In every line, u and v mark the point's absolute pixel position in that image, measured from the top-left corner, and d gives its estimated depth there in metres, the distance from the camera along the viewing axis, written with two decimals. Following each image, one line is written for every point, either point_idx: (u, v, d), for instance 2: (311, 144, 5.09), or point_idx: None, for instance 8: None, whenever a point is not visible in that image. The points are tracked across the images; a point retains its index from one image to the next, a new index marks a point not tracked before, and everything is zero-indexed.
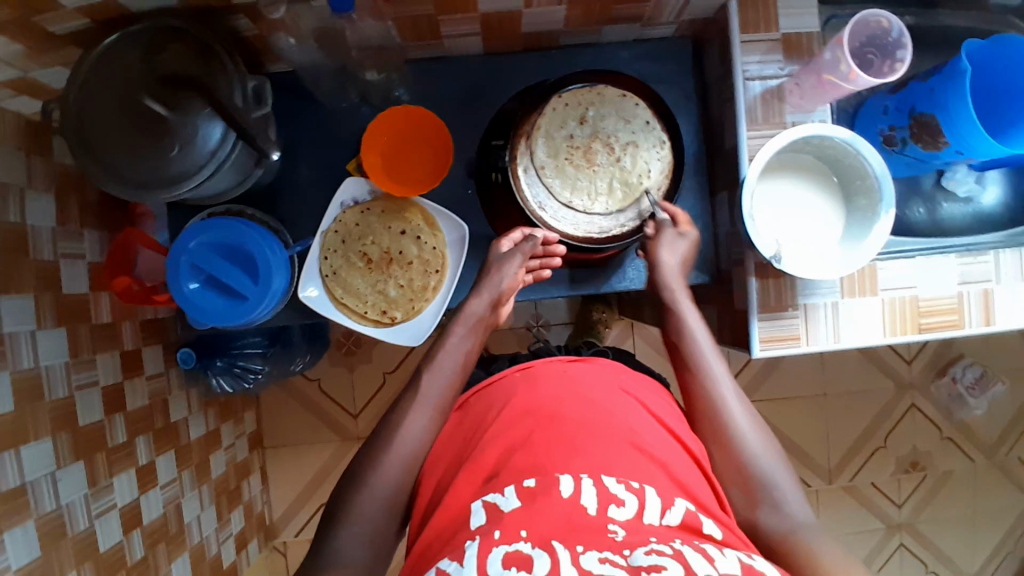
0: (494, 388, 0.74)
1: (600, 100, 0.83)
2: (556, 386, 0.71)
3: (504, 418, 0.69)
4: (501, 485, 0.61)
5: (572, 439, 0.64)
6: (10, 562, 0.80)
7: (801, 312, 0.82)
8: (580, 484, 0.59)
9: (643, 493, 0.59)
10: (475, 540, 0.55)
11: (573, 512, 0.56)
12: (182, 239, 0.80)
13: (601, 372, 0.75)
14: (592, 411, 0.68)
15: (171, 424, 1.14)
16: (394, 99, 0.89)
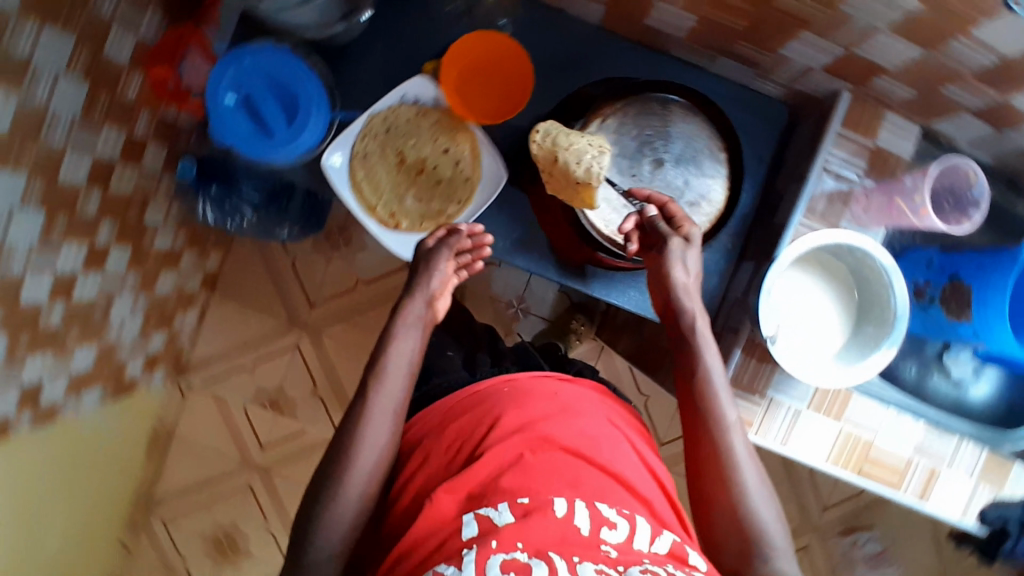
0: (483, 395, 0.80)
1: (685, 120, 0.80)
2: (547, 405, 0.76)
3: (495, 432, 0.72)
4: (495, 498, 0.65)
5: (563, 466, 0.68)
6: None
7: (766, 402, 0.81)
8: (574, 505, 0.64)
9: (633, 520, 0.64)
10: (474, 548, 0.59)
11: (567, 531, 0.61)
12: (239, 52, 0.77)
13: (596, 412, 0.79)
14: (584, 442, 0.73)
15: (141, 224, 1.12)
16: (495, 26, 0.87)
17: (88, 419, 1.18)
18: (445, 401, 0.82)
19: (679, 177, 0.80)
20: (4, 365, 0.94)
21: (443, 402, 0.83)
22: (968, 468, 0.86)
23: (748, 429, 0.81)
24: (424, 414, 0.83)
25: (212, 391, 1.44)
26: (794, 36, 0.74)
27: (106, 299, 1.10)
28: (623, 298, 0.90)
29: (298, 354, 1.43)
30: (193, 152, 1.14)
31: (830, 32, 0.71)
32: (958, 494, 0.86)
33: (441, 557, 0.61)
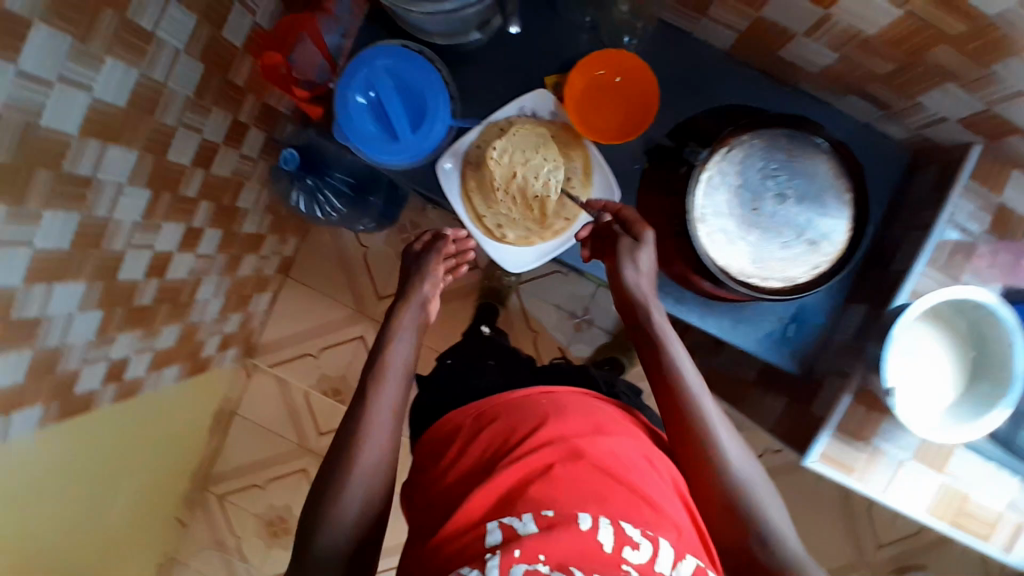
0: (522, 405, 0.78)
1: (812, 157, 0.78)
2: (582, 421, 0.74)
3: (527, 440, 0.71)
4: (520, 508, 0.62)
5: (592, 480, 0.65)
6: (36, 239, 0.78)
7: (870, 450, 0.81)
8: (598, 521, 0.59)
9: (658, 543, 0.59)
10: (496, 555, 0.57)
11: (590, 547, 0.57)
12: (374, 53, 0.78)
13: (631, 430, 0.76)
14: (618, 462, 0.68)
15: (234, 207, 1.13)
16: (620, 44, 0.86)
17: (163, 393, 1.21)
18: (478, 405, 0.81)
19: (801, 214, 0.78)
20: (94, 338, 0.96)
21: (471, 407, 0.82)
22: None
23: (851, 474, 0.81)
24: (455, 416, 0.83)
25: (277, 373, 1.46)
26: (937, 85, 0.72)
27: (194, 279, 1.12)
28: (719, 328, 0.88)
29: (362, 346, 1.44)
30: (289, 140, 1.14)
31: (977, 86, 0.69)
32: None
33: (465, 559, 0.59)
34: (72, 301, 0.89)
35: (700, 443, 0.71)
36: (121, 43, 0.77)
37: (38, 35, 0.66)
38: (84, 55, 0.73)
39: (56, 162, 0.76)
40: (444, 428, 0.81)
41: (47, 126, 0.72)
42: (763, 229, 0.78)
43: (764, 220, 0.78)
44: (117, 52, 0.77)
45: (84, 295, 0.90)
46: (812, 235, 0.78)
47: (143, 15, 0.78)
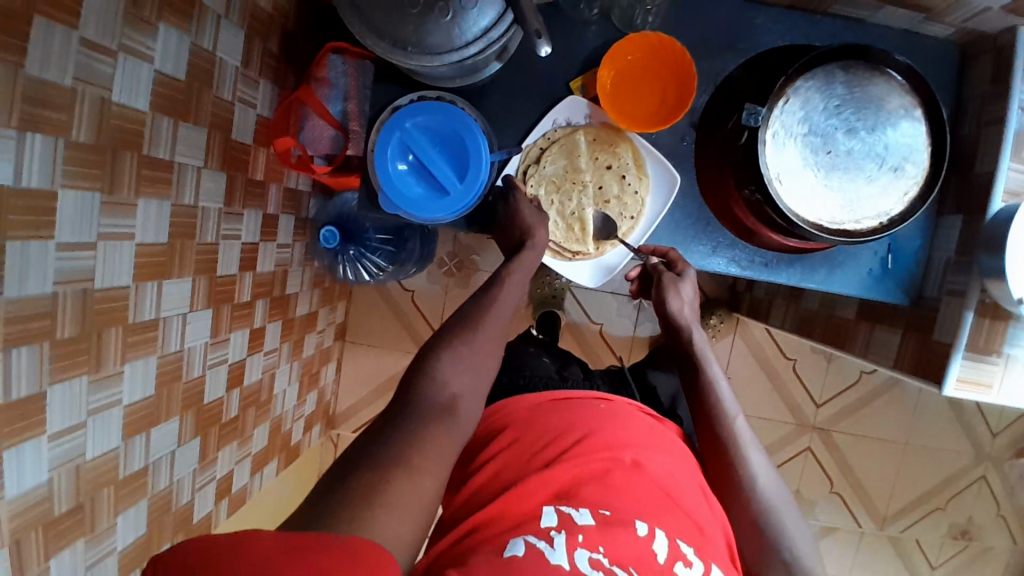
0: (577, 406, 0.78)
1: (872, 83, 0.74)
2: (640, 433, 0.75)
3: (588, 444, 0.71)
4: (577, 501, 0.64)
5: (650, 493, 0.67)
6: (124, 395, 0.77)
7: (1004, 360, 0.76)
8: (654, 531, 0.62)
9: (708, 566, 0.62)
10: (561, 534, 0.60)
11: (644, 553, 0.60)
12: (401, 115, 0.76)
13: (670, 438, 0.78)
14: (670, 479, 0.71)
15: (285, 295, 1.12)
16: (635, 25, 0.82)
17: (270, 490, 1.21)
18: (535, 398, 0.80)
19: (876, 145, 0.74)
20: (198, 466, 0.95)
21: (528, 397, 0.80)
22: None
23: (991, 390, 0.76)
24: (505, 404, 0.80)
25: (364, 437, 1.44)
26: None
27: (269, 376, 1.11)
28: (815, 280, 0.85)
29: None
30: (321, 219, 1.18)
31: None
32: None
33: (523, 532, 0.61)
34: (170, 440, 0.88)
35: (737, 485, 0.73)
36: (146, 180, 0.74)
37: (68, 203, 0.63)
38: (117, 204, 0.70)
39: (121, 317, 0.74)
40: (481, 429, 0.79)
41: (102, 284, 0.70)
42: (841, 171, 0.75)
43: (843, 160, 0.74)
44: (146, 190, 0.74)
45: (178, 430, 0.89)
46: (893, 163, 0.75)
47: (159, 146, 0.75)
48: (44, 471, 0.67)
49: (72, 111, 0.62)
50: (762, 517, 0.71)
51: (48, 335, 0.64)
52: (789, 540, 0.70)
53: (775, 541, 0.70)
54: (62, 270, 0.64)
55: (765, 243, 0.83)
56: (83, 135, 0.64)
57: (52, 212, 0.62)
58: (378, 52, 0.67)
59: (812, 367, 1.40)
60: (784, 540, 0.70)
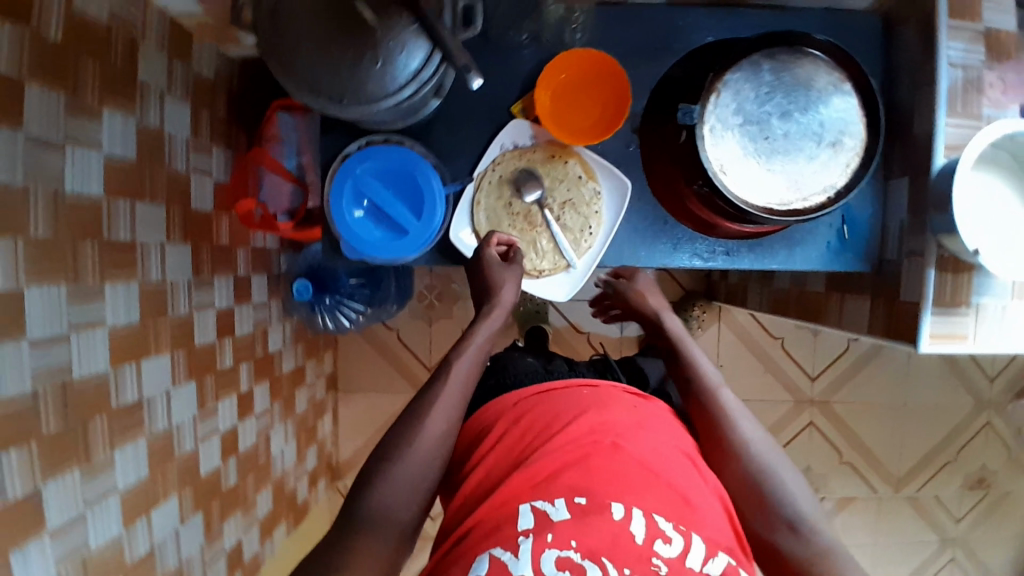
0: (560, 395, 0.76)
1: (799, 65, 0.77)
2: (626, 414, 0.73)
3: (570, 431, 0.69)
4: (553, 491, 0.63)
5: (630, 473, 0.65)
6: (118, 482, 0.77)
7: (973, 310, 0.77)
8: (631, 512, 0.61)
9: (689, 537, 0.61)
10: (529, 537, 0.59)
11: (619, 536, 0.59)
12: (350, 163, 0.77)
13: (660, 416, 0.76)
14: (655, 455, 0.68)
15: (268, 354, 1.12)
16: (566, 43, 0.85)
17: (282, 552, 1.20)
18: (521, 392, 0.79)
19: (812, 123, 0.77)
20: (205, 540, 0.95)
21: (508, 397, 0.79)
22: None
23: (969, 339, 0.77)
24: (494, 402, 0.80)
25: None
26: None
27: (263, 438, 1.11)
28: (775, 257, 0.87)
29: None
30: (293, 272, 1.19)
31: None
32: None
33: (496, 540, 0.60)
34: (171, 519, 0.87)
35: (730, 456, 0.74)
36: (109, 266, 0.74)
37: (35, 301, 0.64)
38: (84, 294, 0.71)
39: (103, 404, 0.74)
40: (468, 433, 0.79)
41: (80, 375, 0.70)
42: (783, 154, 0.77)
43: (781, 142, 0.77)
44: (110, 276, 0.75)
45: (179, 507, 0.88)
46: (831, 139, 0.77)
47: (119, 231, 0.76)
48: (49, 569, 0.66)
49: (28, 210, 0.63)
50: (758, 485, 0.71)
51: (33, 435, 0.64)
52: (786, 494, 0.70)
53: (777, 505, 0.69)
54: (39, 367, 0.65)
55: (723, 232, 0.84)
56: (42, 233, 0.65)
57: (20, 313, 0.62)
58: (326, 111, 0.69)
59: (801, 343, 1.42)
60: (773, 484, 0.71)
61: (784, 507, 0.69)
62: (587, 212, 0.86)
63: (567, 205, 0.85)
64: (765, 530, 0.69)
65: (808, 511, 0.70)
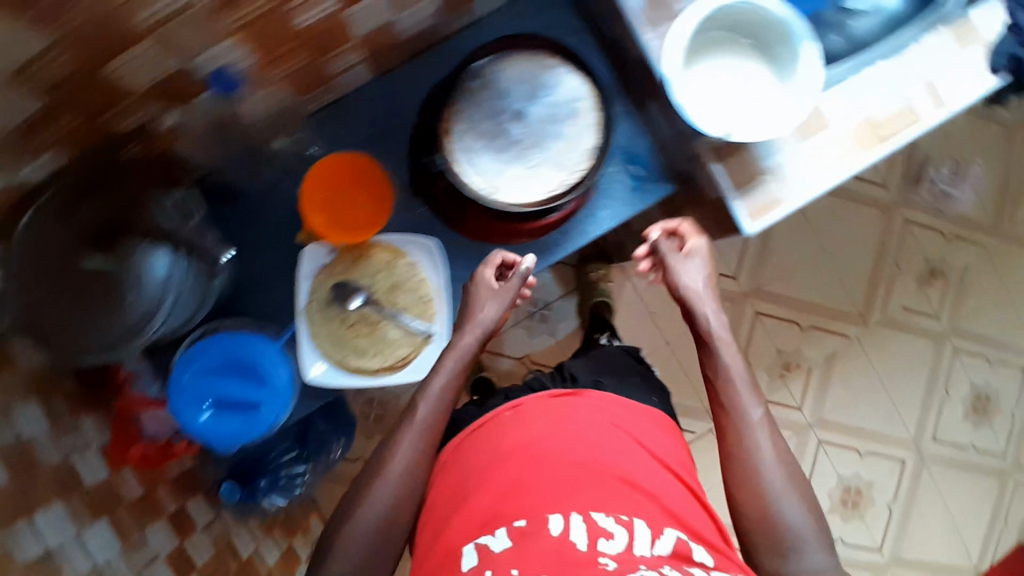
0: (488, 429, 0.78)
1: (504, 70, 0.83)
2: (547, 423, 0.76)
3: (506, 458, 0.72)
4: (497, 524, 0.66)
5: (570, 479, 0.69)
6: None
7: (769, 176, 0.82)
8: (569, 522, 0.64)
9: (632, 527, 0.64)
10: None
11: (561, 548, 0.61)
12: (175, 376, 0.78)
13: (591, 409, 0.78)
14: (590, 453, 0.72)
15: (246, 560, 1.11)
16: (312, 159, 0.89)
17: None
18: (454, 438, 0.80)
19: (543, 108, 0.82)
20: None
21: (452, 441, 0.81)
22: (946, 55, 0.86)
23: (782, 203, 0.81)
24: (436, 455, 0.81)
25: None
26: None
27: None
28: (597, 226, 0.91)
29: None
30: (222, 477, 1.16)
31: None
32: (958, 80, 0.86)
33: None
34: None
35: (748, 472, 0.73)
36: None
37: None
38: None
39: None
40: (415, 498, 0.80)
41: None
42: (536, 146, 0.82)
43: (532, 140, 0.82)
44: None
45: None
46: (567, 109, 0.82)
47: None
48: None
49: None
50: (766, 511, 0.71)
51: None
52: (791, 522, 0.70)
53: (777, 527, 0.70)
54: None
55: (529, 232, 0.86)
56: None
57: None
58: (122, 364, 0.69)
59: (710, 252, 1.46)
60: (783, 513, 0.71)
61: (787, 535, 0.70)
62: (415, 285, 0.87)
63: (394, 290, 0.87)
64: (768, 557, 0.70)
65: (809, 538, 0.70)
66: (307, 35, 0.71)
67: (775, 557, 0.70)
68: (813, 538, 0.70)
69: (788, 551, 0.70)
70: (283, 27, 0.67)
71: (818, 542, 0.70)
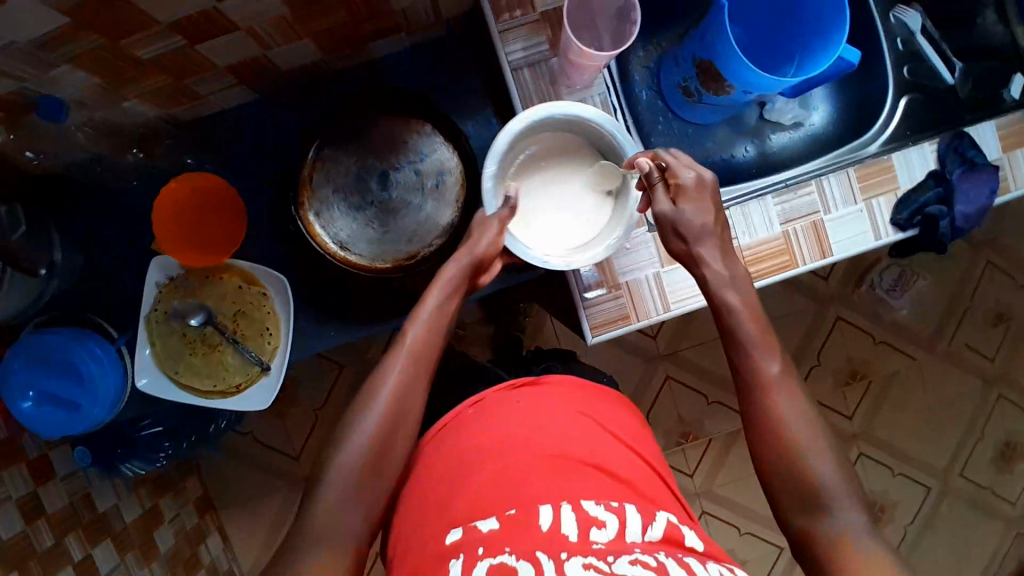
0: (450, 427, 0.73)
1: (377, 129, 0.84)
2: (523, 413, 0.71)
3: (484, 448, 0.67)
4: (484, 510, 0.61)
5: (554, 469, 0.63)
6: None
7: (625, 288, 0.81)
8: (559, 510, 0.58)
9: (622, 511, 0.60)
10: (459, 558, 0.57)
11: (554, 537, 0.56)
12: (6, 362, 0.81)
13: (560, 394, 0.74)
14: (566, 440, 0.67)
15: (99, 514, 1.15)
16: (186, 168, 0.88)
17: None
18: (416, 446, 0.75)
19: (408, 175, 0.84)
20: None
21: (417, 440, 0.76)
22: (842, 198, 0.82)
23: (627, 320, 0.81)
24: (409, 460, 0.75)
25: None
26: None
27: None
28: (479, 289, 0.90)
29: None
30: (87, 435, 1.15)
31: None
32: (851, 227, 0.81)
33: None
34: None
35: (768, 425, 0.63)
36: None
37: None
38: None
39: None
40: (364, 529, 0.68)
41: None
42: (394, 212, 0.84)
43: (392, 201, 0.84)
44: None
45: None
46: (431, 182, 0.84)
47: None
48: None
49: None
50: (789, 451, 0.61)
51: None
52: (814, 463, 0.60)
53: (806, 481, 0.60)
54: None
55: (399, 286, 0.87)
56: None
57: None
58: None
59: None
60: (816, 458, 0.60)
61: (820, 484, 0.59)
62: (263, 315, 0.87)
63: (242, 315, 0.87)
64: (800, 515, 0.60)
65: (832, 482, 0.60)
66: (148, 65, 0.70)
67: (802, 513, 0.60)
68: (837, 485, 0.59)
69: (819, 507, 0.59)
70: (121, 57, 0.67)
71: (847, 497, 0.59)
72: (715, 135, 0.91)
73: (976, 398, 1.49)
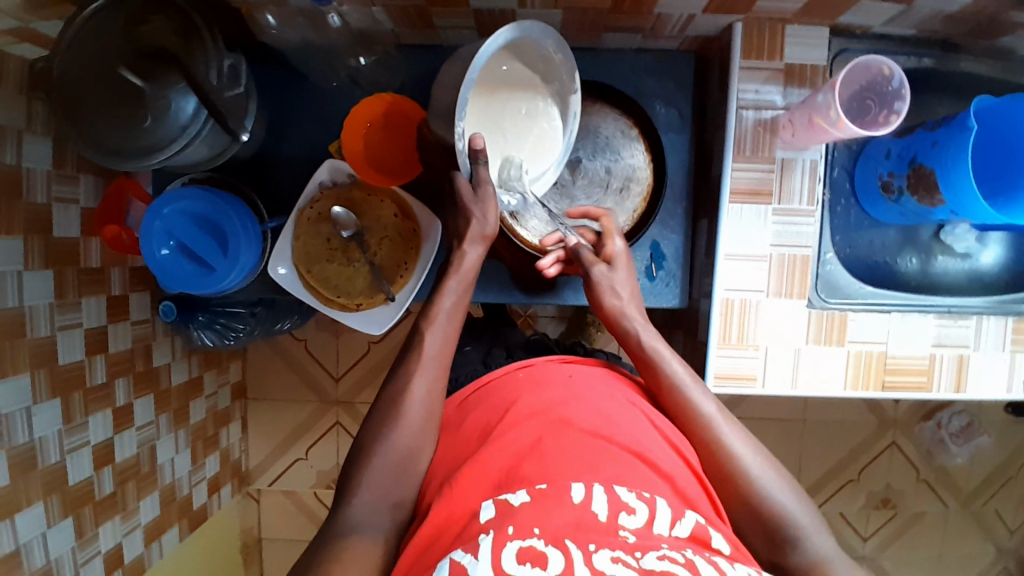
0: (495, 385, 0.70)
1: (586, 116, 0.88)
2: (561, 389, 0.66)
3: (515, 416, 0.63)
4: (513, 485, 0.56)
5: (582, 448, 0.59)
6: None
7: (762, 353, 0.82)
8: (592, 489, 0.54)
9: (654, 503, 0.55)
10: (488, 534, 0.51)
11: (582, 518, 0.52)
12: (156, 205, 0.82)
13: (594, 377, 0.70)
14: (602, 419, 0.62)
15: (152, 368, 1.15)
16: (385, 85, 0.90)
17: (173, 557, 1.23)
18: (461, 394, 0.73)
19: (602, 178, 0.89)
20: (77, 544, 0.97)
21: (457, 395, 0.74)
22: (995, 343, 0.83)
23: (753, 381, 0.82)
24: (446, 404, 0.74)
25: (280, 488, 1.51)
26: None
27: (148, 447, 1.14)
28: None
29: (341, 430, 1.49)
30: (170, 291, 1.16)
31: None
32: (992, 373, 0.83)
33: (462, 542, 0.53)
34: (37, 524, 0.90)
35: (725, 469, 0.65)
36: None
37: None
38: None
39: None
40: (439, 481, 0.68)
41: None
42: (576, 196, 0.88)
43: (575, 187, 0.89)
44: None
45: (47, 512, 0.92)
46: (618, 173, 0.89)
47: None
48: None
49: None
50: (749, 488, 0.63)
51: None
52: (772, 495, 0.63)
53: (775, 515, 0.62)
54: None
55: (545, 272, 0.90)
56: None
57: None
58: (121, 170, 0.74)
59: None
60: (777, 503, 0.63)
61: (785, 524, 0.62)
62: (406, 247, 0.88)
63: (382, 241, 0.88)
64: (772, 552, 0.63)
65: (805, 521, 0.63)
66: None
67: (780, 549, 0.62)
68: (809, 521, 0.62)
69: (788, 540, 0.62)
70: None
71: (817, 526, 0.63)
72: (887, 237, 0.90)
73: (986, 566, 1.48)
